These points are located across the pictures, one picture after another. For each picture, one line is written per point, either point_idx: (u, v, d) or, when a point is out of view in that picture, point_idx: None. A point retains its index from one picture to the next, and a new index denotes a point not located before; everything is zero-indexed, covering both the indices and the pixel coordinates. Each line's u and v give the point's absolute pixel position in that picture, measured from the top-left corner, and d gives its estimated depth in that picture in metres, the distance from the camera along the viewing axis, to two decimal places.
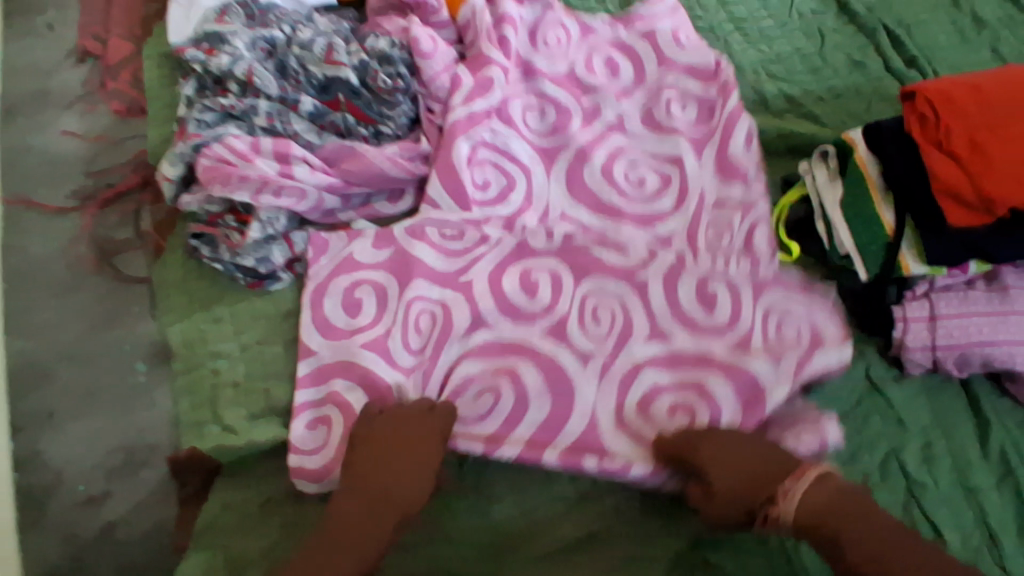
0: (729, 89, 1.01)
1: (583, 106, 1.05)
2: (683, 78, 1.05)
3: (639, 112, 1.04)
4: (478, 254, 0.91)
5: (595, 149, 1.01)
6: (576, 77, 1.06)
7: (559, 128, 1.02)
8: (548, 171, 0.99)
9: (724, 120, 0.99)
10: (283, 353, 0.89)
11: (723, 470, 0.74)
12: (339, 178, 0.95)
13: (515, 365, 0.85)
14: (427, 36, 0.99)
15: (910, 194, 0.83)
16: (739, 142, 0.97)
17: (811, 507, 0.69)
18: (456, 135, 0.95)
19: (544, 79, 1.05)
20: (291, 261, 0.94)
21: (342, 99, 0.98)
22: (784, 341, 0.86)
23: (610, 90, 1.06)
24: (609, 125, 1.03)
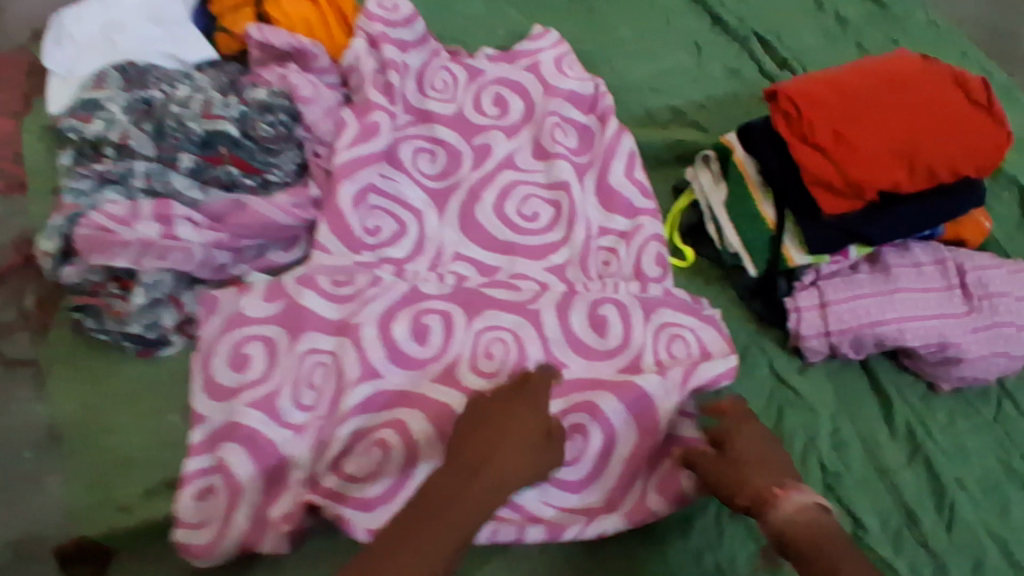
0: (608, 117, 1.07)
1: (472, 144, 1.07)
2: (567, 108, 1.09)
3: (528, 146, 1.07)
4: (369, 295, 0.90)
5: (484, 189, 1.03)
6: (464, 117, 1.09)
7: (449, 171, 1.05)
8: (440, 214, 1.01)
9: (604, 148, 1.05)
10: (180, 421, 0.86)
11: (741, 442, 0.73)
12: (227, 233, 0.93)
13: (403, 417, 0.82)
14: (306, 83, 1.00)
15: (786, 189, 0.86)
16: (619, 170, 1.03)
17: (803, 518, 0.65)
18: (340, 180, 0.95)
19: (437, 121, 1.07)
20: (181, 323, 0.91)
21: (224, 152, 0.96)
22: (674, 359, 0.87)
23: (501, 128, 1.09)
24: (499, 162, 1.06)
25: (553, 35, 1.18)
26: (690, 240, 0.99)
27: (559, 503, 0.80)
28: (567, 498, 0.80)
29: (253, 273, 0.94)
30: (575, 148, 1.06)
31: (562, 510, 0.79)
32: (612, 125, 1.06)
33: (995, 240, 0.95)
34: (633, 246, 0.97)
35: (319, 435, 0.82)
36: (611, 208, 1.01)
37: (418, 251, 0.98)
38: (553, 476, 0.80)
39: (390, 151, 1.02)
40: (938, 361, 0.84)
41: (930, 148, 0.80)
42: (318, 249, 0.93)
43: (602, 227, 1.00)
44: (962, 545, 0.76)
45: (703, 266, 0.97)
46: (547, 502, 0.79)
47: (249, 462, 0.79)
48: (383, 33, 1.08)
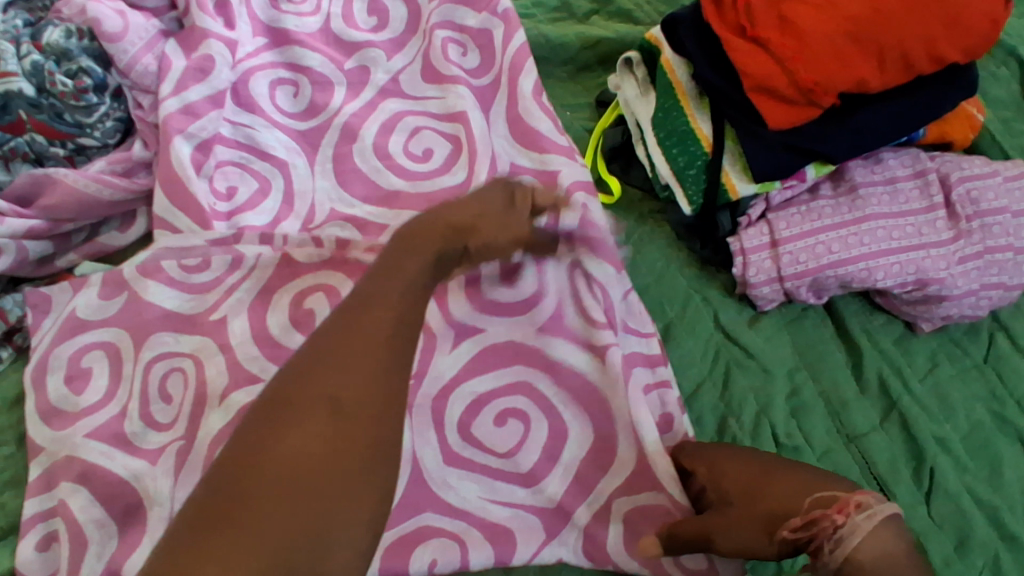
0: (512, 24, 0.84)
1: (345, 70, 0.85)
2: (457, 10, 0.87)
3: (417, 66, 0.86)
4: (232, 283, 0.73)
5: (362, 125, 0.83)
6: (332, 33, 0.86)
7: (318, 106, 0.83)
8: (311, 161, 0.81)
9: (508, 63, 0.83)
10: (17, 454, 0.71)
11: (741, 481, 0.58)
12: (41, 218, 0.76)
13: None
14: (111, 12, 0.78)
15: (722, 97, 0.68)
16: (528, 89, 0.81)
17: (875, 548, 0.49)
18: (172, 134, 0.76)
19: (297, 41, 0.85)
20: (8, 333, 0.76)
21: (23, 117, 0.76)
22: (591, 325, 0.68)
23: (380, 45, 0.87)
24: (381, 89, 0.85)
25: None
26: (617, 167, 0.80)
27: (508, 501, 0.64)
28: (516, 492, 0.64)
29: (82, 263, 0.78)
30: (474, 66, 0.85)
31: (515, 510, 0.64)
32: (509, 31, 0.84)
33: (988, 135, 0.77)
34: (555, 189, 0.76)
35: (178, 463, 0.66)
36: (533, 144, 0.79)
37: (286, 213, 0.79)
38: (495, 470, 0.65)
39: (237, 88, 0.81)
40: (916, 300, 0.70)
41: (909, 24, 0.60)
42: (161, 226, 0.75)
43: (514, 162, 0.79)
44: (942, 522, 0.64)
45: (633, 199, 0.79)
46: (493, 500, 0.64)
47: (95, 500, 0.65)
48: None
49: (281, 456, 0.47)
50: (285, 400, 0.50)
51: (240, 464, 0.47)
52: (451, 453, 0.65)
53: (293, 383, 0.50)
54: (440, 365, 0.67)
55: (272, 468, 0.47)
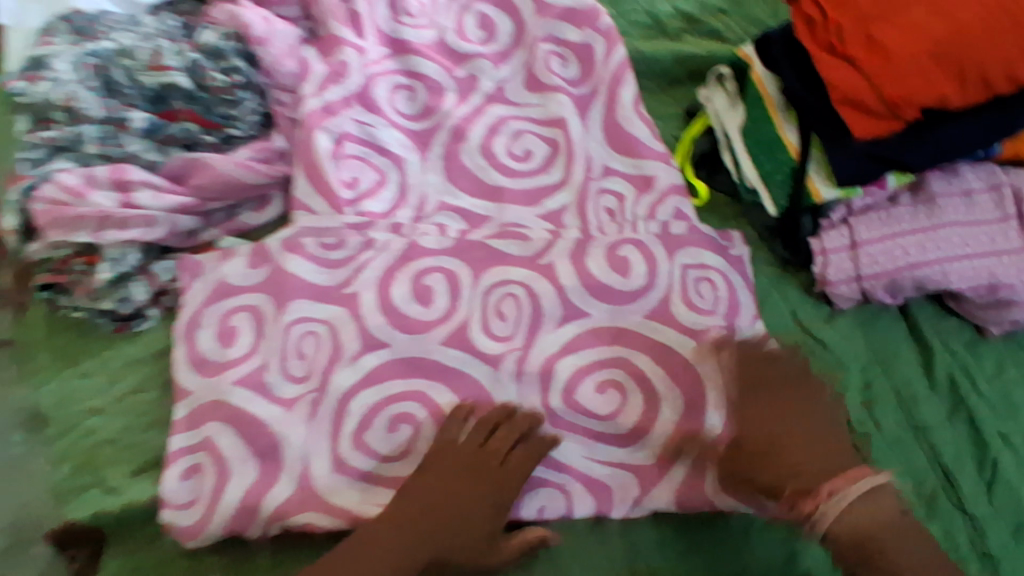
0: (613, 40, 0.93)
1: (456, 78, 0.94)
2: (561, 27, 0.95)
3: (518, 77, 0.95)
4: (365, 260, 0.82)
5: (470, 127, 0.92)
6: (446, 46, 0.96)
7: (431, 109, 0.93)
8: (423, 157, 0.91)
9: (609, 75, 0.92)
10: (159, 399, 0.82)
11: (768, 436, 0.70)
12: (191, 196, 0.86)
13: (422, 388, 0.78)
14: (259, 19, 0.90)
15: (811, 108, 0.74)
16: (628, 98, 0.91)
17: (844, 527, 0.62)
18: (314, 126, 0.87)
19: (415, 53, 0.94)
20: (156, 295, 0.85)
21: (179, 107, 0.88)
22: (697, 302, 0.80)
23: (488, 56, 0.96)
24: (487, 95, 0.94)
25: None
26: (703, 172, 0.88)
27: (608, 461, 0.75)
28: (614, 453, 0.75)
29: (223, 237, 0.88)
30: (574, 78, 0.94)
31: (612, 467, 0.75)
32: (607, 49, 0.93)
33: None
34: (654, 189, 0.86)
35: (312, 410, 0.76)
36: (631, 149, 0.88)
37: (402, 203, 0.88)
38: (597, 432, 0.76)
39: (363, 92, 0.91)
40: (989, 304, 0.75)
41: (995, 45, 0.64)
42: (299, 208, 0.85)
43: (614, 162, 0.88)
44: (1002, 509, 0.69)
45: (718, 202, 0.87)
46: (594, 459, 0.75)
47: (238, 441, 0.75)
48: None
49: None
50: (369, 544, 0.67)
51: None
52: (553, 417, 0.76)
53: (367, 538, 0.68)
54: (545, 344, 0.79)
55: None
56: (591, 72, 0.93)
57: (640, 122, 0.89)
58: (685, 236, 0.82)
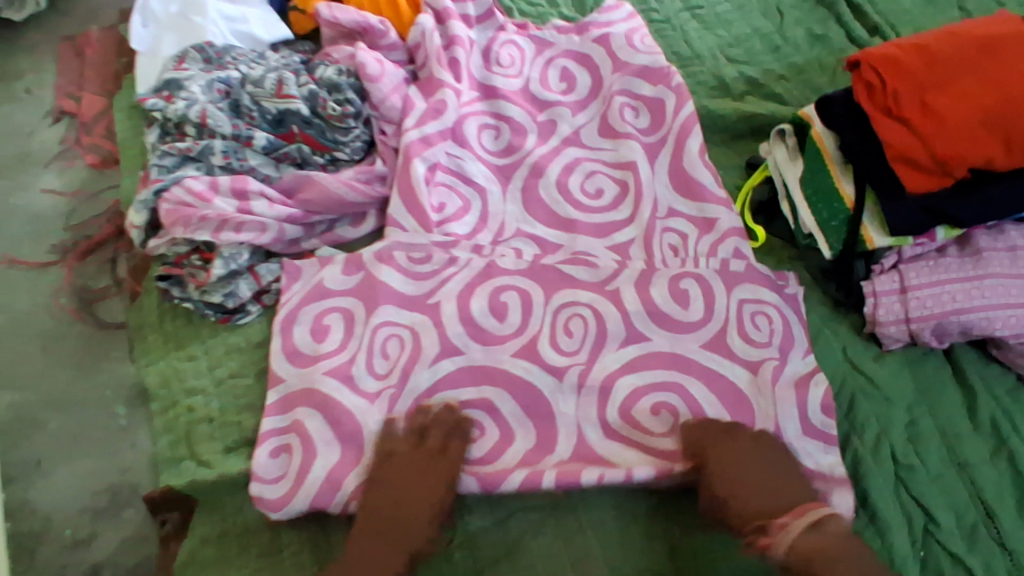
0: (683, 96, 1.03)
1: (538, 121, 1.05)
2: (635, 83, 1.06)
3: (594, 124, 1.05)
4: (448, 275, 0.91)
5: (548, 165, 1.01)
6: (531, 92, 1.08)
7: (514, 147, 1.03)
8: (504, 190, 1.00)
9: (677, 127, 1.01)
10: (256, 383, 0.90)
11: (731, 466, 0.75)
12: (299, 209, 0.97)
13: (491, 395, 0.84)
14: (373, 60, 1.02)
15: (868, 165, 0.82)
16: (693, 148, 0.99)
17: (807, 547, 0.67)
18: (415, 155, 0.97)
19: (503, 97, 1.06)
20: (258, 294, 0.95)
21: (295, 130, 1.00)
22: (752, 333, 0.85)
23: (567, 104, 1.07)
24: (566, 139, 1.04)
25: (627, 9, 1.15)
26: (762, 219, 0.97)
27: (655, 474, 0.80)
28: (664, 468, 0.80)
29: (322, 247, 0.98)
30: (643, 128, 1.04)
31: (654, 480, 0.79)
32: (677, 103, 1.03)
33: None
34: (713, 230, 0.94)
35: (390, 403, 0.84)
36: (693, 192, 0.97)
37: (482, 227, 0.97)
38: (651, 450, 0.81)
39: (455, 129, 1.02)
40: None
41: None
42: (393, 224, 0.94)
43: (679, 204, 0.97)
44: None
45: (774, 245, 0.94)
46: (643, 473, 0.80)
47: (325, 425, 0.82)
48: (448, 9, 1.10)
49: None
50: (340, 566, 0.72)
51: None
52: (610, 429, 0.82)
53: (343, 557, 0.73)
54: (607, 361, 0.85)
55: None
56: (658, 122, 1.03)
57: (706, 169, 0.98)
58: (741, 273, 0.89)
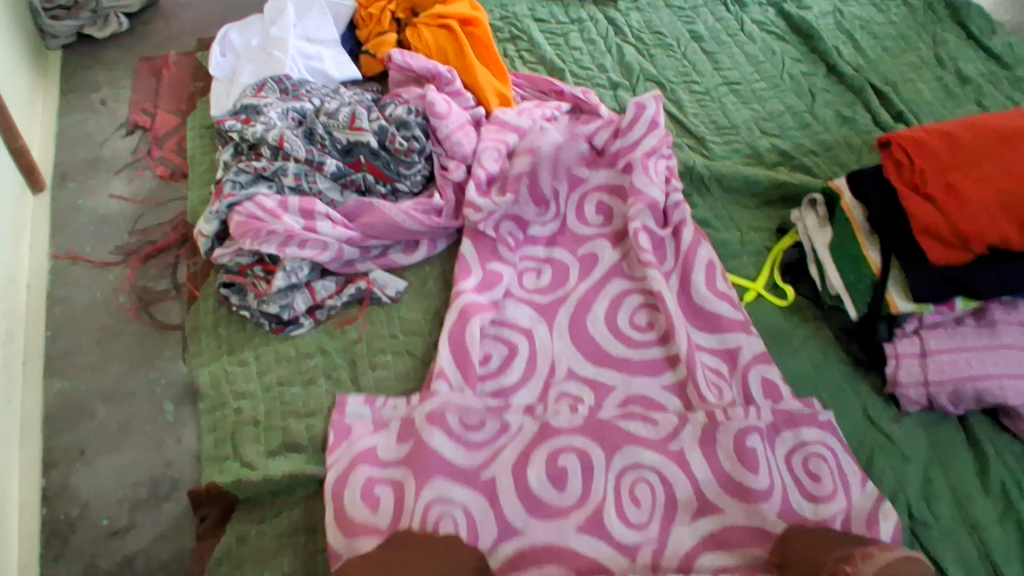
0: (683, 227, 1.05)
1: (578, 255, 1.05)
2: (646, 216, 1.05)
3: (618, 252, 1.05)
4: (501, 444, 0.84)
5: (594, 300, 1.00)
6: (570, 229, 1.08)
7: (558, 285, 1.02)
8: (551, 326, 0.97)
9: (682, 257, 1.03)
10: (302, 392, 0.94)
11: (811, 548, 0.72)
12: (358, 232, 1.03)
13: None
14: (441, 100, 1.12)
15: (893, 235, 0.90)
16: (702, 282, 1.00)
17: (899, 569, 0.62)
18: (472, 319, 0.93)
19: (538, 244, 1.06)
20: (312, 308, 1.01)
21: (363, 160, 1.08)
22: (812, 476, 0.83)
23: (605, 236, 1.07)
24: (607, 270, 1.03)
25: (647, 116, 1.13)
26: (790, 279, 1.03)
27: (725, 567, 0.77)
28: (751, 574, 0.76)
29: (375, 271, 1.04)
30: (672, 265, 1.03)
31: None
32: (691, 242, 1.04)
33: None
34: (739, 364, 0.93)
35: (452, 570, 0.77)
36: (723, 329, 0.96)
37: (532, 370, 0.93)
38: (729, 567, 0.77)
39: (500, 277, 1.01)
40: None
41: None
42: (442, 378, 0.89)
43: (708, 342, 0.96)
44: None
45: (801, 304, 1.01)
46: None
47: (368, 513, 0.79)
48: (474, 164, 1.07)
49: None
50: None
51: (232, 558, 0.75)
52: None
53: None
54: (683, 535, 0.79)
55: None
56: (692, 262, 1.02)
57: (729, 303, 0.98)
58: (780, 421, 0.87)
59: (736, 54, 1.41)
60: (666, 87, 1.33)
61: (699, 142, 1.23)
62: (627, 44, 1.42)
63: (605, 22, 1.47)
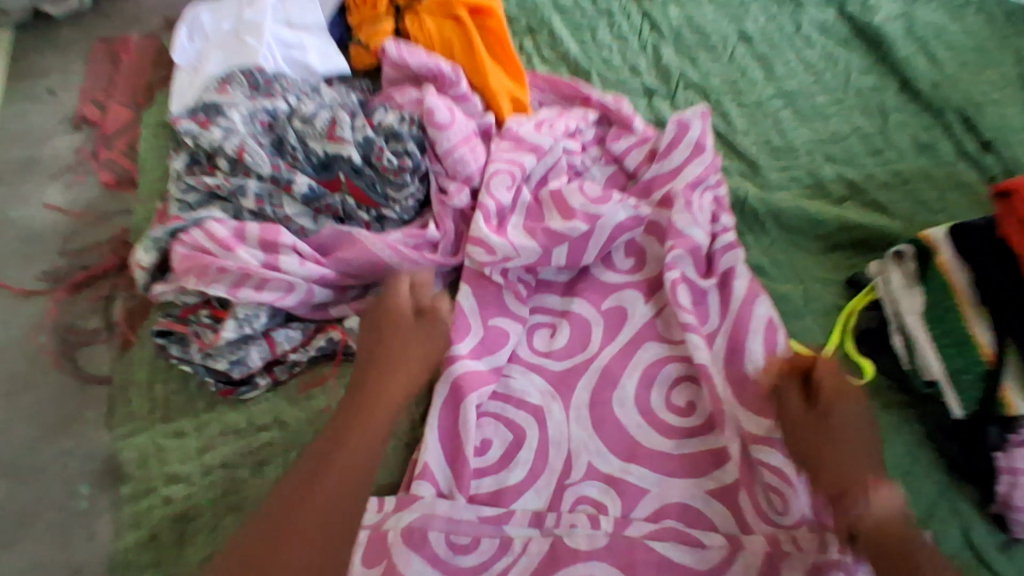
0: (732, 278, 0.84)
1: (602, 309, 0.85)
2: (686, 262, 0.85)
3: (652, 309, 0.85)
4: (501, 569, 0.68)
5: (622, 372, 0.81)
6: (593, 275, 0.88)
7: (578, 349, 0.82)
8: (567, 405, 0.78)
9: (735, 318, 0.82)
10: (252, 479, 0.75)
11: (849, 422, 0.69)
12: (333, 269, 0.83)
13: None
14: (443, 107, 0.92)
15: (1010, 314, 0.71)
16: (757, 352, 0.79)
17: (879, 518, 0.62)
18: (467, 397, 0.75)
19: (550, 295, 0.87)
20: (270, 363, 0.82)
21: (342, 177, 0.87)
22: None
23: (637, 285, 0.87)
24: (638, 332, 0.83)
25: (691, 136, 0.93)
26: (866, 349, 0.83)
27: None
28: None
29: (351, 316, 0.84)
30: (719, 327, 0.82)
31: None
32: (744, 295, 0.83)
33: None
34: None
35: None
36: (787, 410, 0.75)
37: (541, 465, 0.74)
38: None
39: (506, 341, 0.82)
40: None
41: None
42: (424, 477, 0.71)
43: (774, 434, 0.73)
44: None
45: (879, 385, 0.80)
46: None
47: None
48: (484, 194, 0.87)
49: (290, 564, 0.62)
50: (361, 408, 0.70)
51: (255, 547, 0.63)
52: None
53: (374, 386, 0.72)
54: None
55: (362, 426, 0.69)
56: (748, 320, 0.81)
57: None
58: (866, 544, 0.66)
59: (791, 60, 1.20)
60: (711, 97, 1.12)
61: (751, 167, 1.03)
62: (665, 43, 1.21)
63: (639, 15, 1.25)
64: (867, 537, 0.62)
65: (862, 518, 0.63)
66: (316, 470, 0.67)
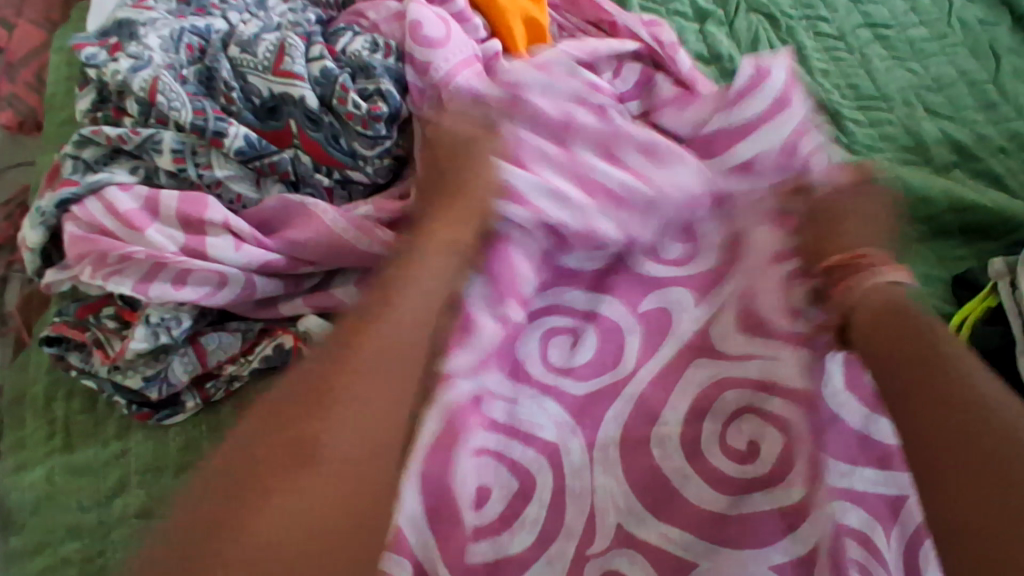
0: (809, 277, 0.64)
1: (639, 313, 0.65)
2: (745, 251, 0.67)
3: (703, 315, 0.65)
4: None
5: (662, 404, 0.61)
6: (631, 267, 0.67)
7: (604, 367, 0.62)
8: (588, 444, 0.59)
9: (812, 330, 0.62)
10: None
11: (870, 207, 0.64)
12: (280, 254, 0.62)
13: None
14: (433, 17, 0.69)
15: None
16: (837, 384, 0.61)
17: (874, 301, 0.57)
18: (465, 433, 0.57)
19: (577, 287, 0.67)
20: (200, 378, 0.62)
21: (292, 127, 0.65)
22: None
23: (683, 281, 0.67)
24: (682, 346, 0.64)
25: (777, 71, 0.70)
26: None
27: None
28: None
29: (308, 314, 0.64)
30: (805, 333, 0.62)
31: None
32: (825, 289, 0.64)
33: None
34: (905, 528, 0.55)
35: None
36: (886, 461, 0.58)
37: (555, 526, 0.56)
38: None
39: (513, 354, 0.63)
40: None
41: None
42: (399, 546, 0.53)
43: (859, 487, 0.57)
44: None
45: None
46: None
47: None
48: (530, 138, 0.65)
49: (337, 437, 0.46)
50: (386, 291, 0.54)
51: (309, 396, 0.48)
52: None
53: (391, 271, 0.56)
54: None
55: (385, 356, 0.51)
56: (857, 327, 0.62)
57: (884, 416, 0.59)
58: None
59: None
60: (779, 24, 0.87)
61: (831, 118, 0.80)
62: None
63: None
64: (859, 309, 0.57)
65: (859, 317, 0.57)
66: (311, 379, 0.49)
